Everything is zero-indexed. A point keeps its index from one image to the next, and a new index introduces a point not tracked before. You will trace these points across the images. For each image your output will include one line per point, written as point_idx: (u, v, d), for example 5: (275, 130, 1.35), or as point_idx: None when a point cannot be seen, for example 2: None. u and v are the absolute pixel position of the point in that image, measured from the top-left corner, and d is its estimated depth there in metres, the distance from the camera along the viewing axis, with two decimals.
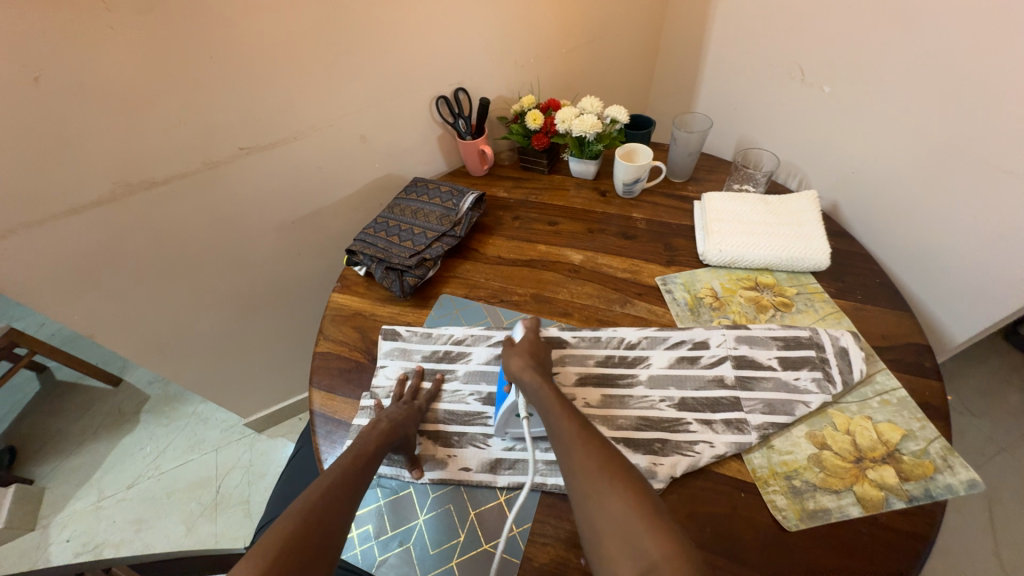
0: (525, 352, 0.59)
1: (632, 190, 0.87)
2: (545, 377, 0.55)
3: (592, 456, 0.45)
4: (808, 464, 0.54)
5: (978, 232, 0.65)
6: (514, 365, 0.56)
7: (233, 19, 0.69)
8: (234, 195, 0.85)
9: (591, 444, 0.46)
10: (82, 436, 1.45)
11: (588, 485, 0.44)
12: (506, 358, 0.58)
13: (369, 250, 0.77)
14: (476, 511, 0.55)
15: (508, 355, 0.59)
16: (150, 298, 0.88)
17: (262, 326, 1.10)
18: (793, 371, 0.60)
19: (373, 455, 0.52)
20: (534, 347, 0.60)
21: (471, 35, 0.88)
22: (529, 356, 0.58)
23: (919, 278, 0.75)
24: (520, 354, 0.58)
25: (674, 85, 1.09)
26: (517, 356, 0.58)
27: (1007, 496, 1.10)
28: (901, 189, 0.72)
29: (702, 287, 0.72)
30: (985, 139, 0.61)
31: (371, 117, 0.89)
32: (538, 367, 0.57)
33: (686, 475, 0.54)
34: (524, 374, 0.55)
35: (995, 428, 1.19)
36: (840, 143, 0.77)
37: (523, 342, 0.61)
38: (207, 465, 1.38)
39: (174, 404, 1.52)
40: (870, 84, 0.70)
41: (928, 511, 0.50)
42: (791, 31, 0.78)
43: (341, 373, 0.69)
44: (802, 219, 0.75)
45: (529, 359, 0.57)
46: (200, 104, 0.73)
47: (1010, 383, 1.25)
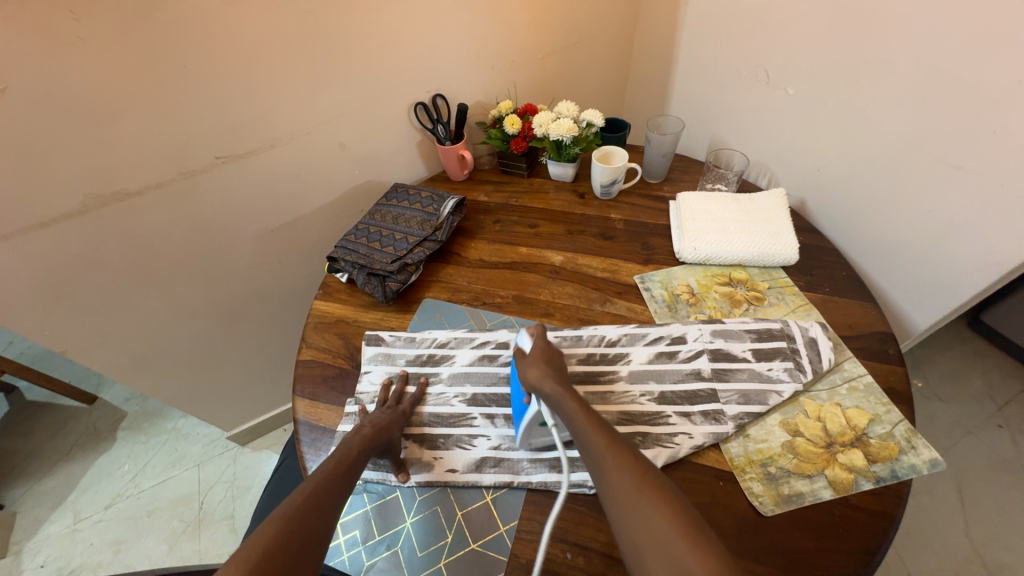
0: (541, 361, 0.58)
1: (610, 191, 0.89)
2: (567, 389, 0.54)
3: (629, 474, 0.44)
4: (782, 451, 0.56)
5: (934, 224, 0.69)
6: (532, 376, 0.55)
7: (206, 28, 0.68)
8: (211, 205, 0.84)
9: (625, 460, 0.45)
10: (55, 457, 1.40)
11: (631, 506, 0.42)
12: (523, 370, 0.57)
13: (351, 256, 0.77)
14: (463, 512, 0.55)
15: (526, 366, 0.58)
16: (125, 312, 0.86)
17: (243, 336, 1.08)
18: (766, 362, 0.62)
19: (355, 461, 0.52)
20: (547, 357, 0.59)
21: (447, 42, 0.89)
22: (547, 366, 0.57)
23: (882, 270, 0.79)
24: (538, 364, 0.57)
25: (648, 88, 1.12)
26: (536, 367, 0.56)
27: (974, 476, 1.15)
28: (863, 185, 0.75)
29: (678, 284, 0.75)
30: (935, 136, 0.64)
31: (349, 124, 0.89)
32: (558, 377, 0.55)
33: (667, 466, 0.56)
34: (544, 385, 0.53)
35: (962, 411, 1.24)
36: (805, 142, 0.81)
37: (535, 351, 0.60)
38: (189, 481, 1.35)
39: (153, 420, 1.48)
40: (830, 86, 0.74)
41: (894, 491, 0.52)
42: (756, 35, 0.81)
43: (325, 381, 0.69)
44: (772, 216, 0.78)
45: (547, 369, 0.56)
46: (174, 113, 0.72)
47: (974, 368, 1.31)
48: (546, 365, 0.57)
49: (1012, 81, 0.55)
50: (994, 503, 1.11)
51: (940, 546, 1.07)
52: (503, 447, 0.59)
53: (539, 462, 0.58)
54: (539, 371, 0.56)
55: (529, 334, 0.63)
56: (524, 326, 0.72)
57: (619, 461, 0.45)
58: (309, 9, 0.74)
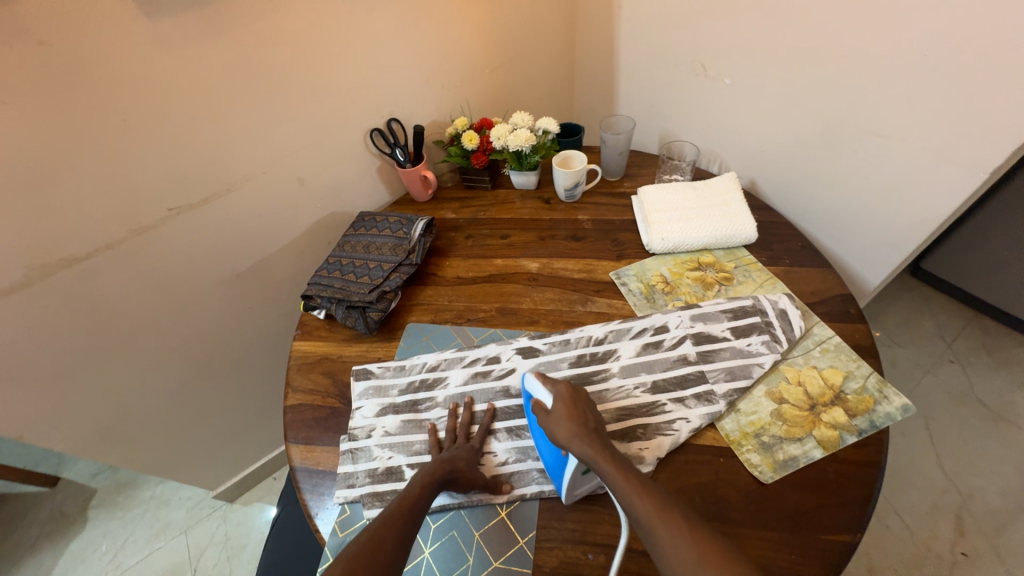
0: (567, 416, 0.54)
1: (574, 194, 0.91)
2: (599, 445, 0.51)
3: (684, 537, 0.44)
4: (772, 419, 0.59)
5: (871, 189, 0.75)
6: (560, 437, 0.52)
7: (142, 79, 0.66)
8: (168, 258, 0.81)
9: (675, 522, 0.45)
10: (20, 552, 1.29)
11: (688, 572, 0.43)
12: (550, 428, 0.54)
13: (326, 292, 0.76)
14: (480, 531, 0.55)
15: (552, 423, 0.54)
16: (88, 384, 0.81)
17: (219, 389, 1.04)
18: (744, 338, 0.65)
19: (422, 500, 0.53)
20: (573, 407, 0.55)
21: (394, 66, 0.89)
22: (574, 417, 0.54)
23: (832, 236, 0.85)
24: (564, 421, 0.54)
25: (594, 89, 1.16)
26: (564, 423, 0.53)
27: (939, 411, 1.24)
28: (804, 161, 0.81)
29: (652, 275, 0.77)
30: (859, 112, 0.70)
31: (305, 158, 0.88)
32: (588, 432, 0.53)
33: (670, 452, 0.58)
34: (574, 447, 0.51)
35: (919, 354, 1.34)
36: (747, 126, 0.86)
37: (557, 402, 0.56)
38: (178, 550, 1.27)
39: (127, 492, 1.38)
40: (761, 73, 0.79)
41: (875, 439, 0.56)
42: (688, 32, 0.86)
43: (318, 423, 0.67)
44: (728, 199, 0.82)
45: (574, 425, 0.53)
46: (117, 170, 0.69)
47: (923, 312, 1.42)
48: (574, 417, 0.54)
49: (918, 55, 0.62)
50: (959, 434, 1.20)
51: (918, 482, 1.15)
52: (511, 460, 0.60)
53: None
54: (570, 428, 0.53)
55: (543, 383, 0.59)
56: (512, 337, 0.72)
57: (668, 525, 0.45)
58: (251, 49, 0.73)
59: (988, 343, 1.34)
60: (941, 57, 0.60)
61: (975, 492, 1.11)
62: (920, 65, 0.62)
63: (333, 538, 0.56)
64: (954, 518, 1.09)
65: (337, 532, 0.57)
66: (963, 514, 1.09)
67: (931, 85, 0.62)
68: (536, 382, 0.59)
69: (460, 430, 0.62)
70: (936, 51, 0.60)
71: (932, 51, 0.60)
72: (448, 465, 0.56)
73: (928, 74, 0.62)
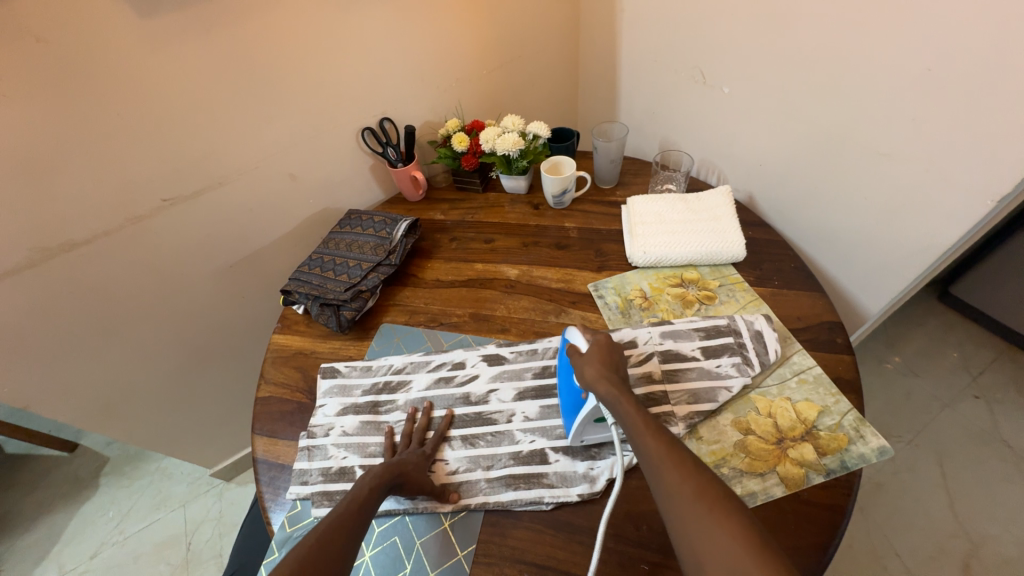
0: (598, 358, 0.56)
1: (562, 201, 0.89)
2: (624, 388, 0.52)
3: (686, 475, 0.43)
4: (734, 451, 0.56)
5: (870, 211, 0.70)
6: (589, 374, 0.54)
7: (134, 75, 0.68)
8: (163, 247, 0.84)
9: (683, 462, 0.44)
10: (37, 510, 1.38)
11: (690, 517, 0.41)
12: (579, 369, 0.55)
13: (304, 288, 0.77)
14: (420, 540, 0.55)
15: (581, 364, 0.56)
16: (88, 362, 0.85)
17: (213, 374, 1.08)
18: (715, 360, 0.63)
19: (368, 505, 0.52)
20: (605, 353, 0.57)
21: (387, 66, 0.89)
22: (606, 362, 0.55)
23: (831, 259, 0.80)
24: (595, 362, 0.55)
25: (598, 92, 1.13)
26: (594, 365, 0.54)
27: (955, 449, 1.16)
28: (802, 177, 0.76)
29: (631, 288, 0.75)
30: (861, 132, 0.66)
31: (298, 156, 0.90)
32: (615, 376, 0.54)
33: (623, 476, 0.56)
34: (600, 384, 0.52)
35: (939, 385, 1.25)
36: (744, 138, 0.82)
37: (592, 347, 0.57)
38: (175, 523, 1.34)
39: (135, 463, 1.46)
40: (761, 82, 0.75)
41: (844, 481, 0.53)
42: (689, 37, 0.82)
43: (283, 417, 0.69)
44: (719, 214, 0.78)
45: (603, 367, 0.54)
46: (113, 161, 0.72)
47: (948, 341, 1.33)
48: (604, 362, 0.55)
49: (922, 70, 0.56)
50: (976, 475, 1.12)
51: (924, 524, 1.07)
52: (462, 469, 0.59)
53: (498, 482, 0.57)
54: (603, 368, 0.54)
55: (577, 332, 0.60)
56: (480, 344, 0.72)
57: (675, 470, 0.44)
58: (242, 48, 0.75)
59: (1019, 378, 1.24)
60: (946, 73, 0.55)
61: (988, 540, 1.03)
62: (924, 81, 0.57)
63: (281, 532, 0.58)
64: (961, 565, 1.01)
65: (285, 527, 0.58)
66: (972, 563, 1.01)
67: (936, 102, 0.57)
68: (575, 334, 0.59)
69: (415, 434, 0.62)
70: (941, 66, 0.55)
71: (936, 66, 0.55)
72: (396, 469, 0.56)
73: (933, 91, 0.57)
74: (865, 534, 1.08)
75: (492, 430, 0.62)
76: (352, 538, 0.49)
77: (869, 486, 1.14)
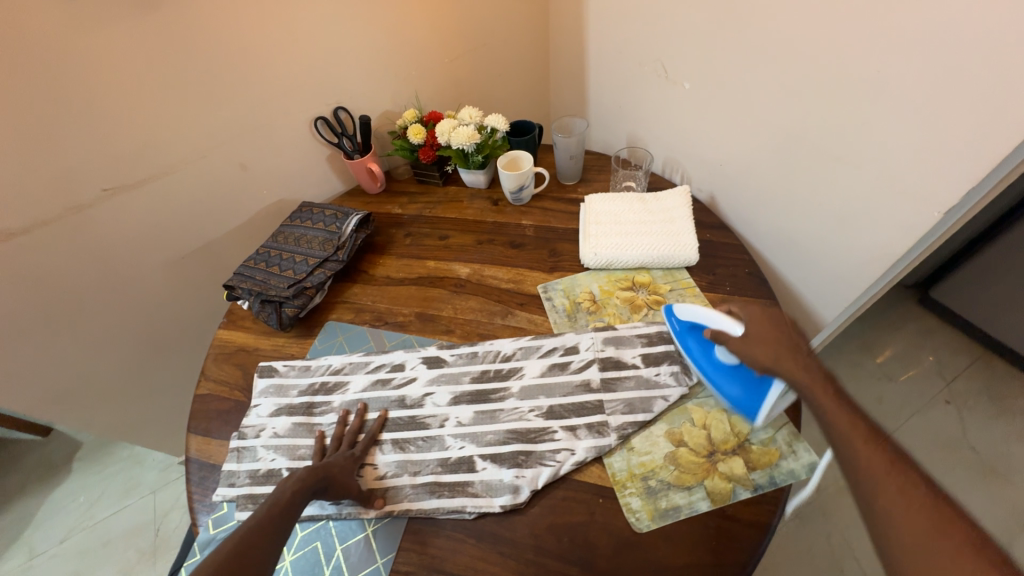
0: (772, 337, 0.52)
1: (521, 197, 0.87)
2: (812, 375, 0.48)
3: (900, 490, 0.38)
4: (664, 462, 0.55)
5: (824, 217, 0.67)
6: (762, 355, 0.51)
7: (61, 58, 0.65)
8: (108, 237, 0.82)
9: (894, 472, 0.39)
10: (10, 493, 1.39)
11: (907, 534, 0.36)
12: (749, 347, 0.53)
13: (247, 283, 0.74)
14: (343, 546, 0.54)
15: (751, 340, 0.53)
16: (36, 355, 0.83)
17: (174, 365, 1.07)
18: (655, 367, 0.62)
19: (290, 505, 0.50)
20: (780, 331, 0.53)
21: (340, 53, 0.86)
22: (782, 342, 0.52)
23: (789, 265, 0.77)
24: (768, 341, 0.52)
25: (568, 83, 1.09)
26: (768, 346, 0.52)
27: (922, 454, 1.15)
28: (760, 180, 0.74)
29: (580, 291, 0.73)
30: (816, 134, 0.63)
31: (249, 146, 0.87)
32: (798, 360, 0.50)
33: (549, 485, 0.55)
34: (779, 367, 0.50)
35: (910, 390, 1.24)
36: (704, 137, 0.79)
37: (760, 325, 0.54)
38: (145, 509, 1.35)
39: (108, 449, 1.47)
40: (720, 78, 0.71)
41: (771, 499, 0.52)
42: (651, 28, 0.78)
43: (219, 415, 0.68)
44: (675, 216, 0.76)
45: (782, 347, 0.51)
46: (45, 149, 0.69)
47: (924, 345, 1.31)
48: (779, 341, 0.52)
49: (872, 71, 0.54)
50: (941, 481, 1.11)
51: None
52: (389, 474, 0.58)
53: (422, 489, 0.56)
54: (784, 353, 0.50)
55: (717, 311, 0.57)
56: (422, 345, 0.70)
57: (884, 470, 0.39)
58: (180, 32, 0.72)
59: (992, 385, 1.22)
60: (896, 75, 0.52)
61: None
62: (875, 83, 0.54)
63: (204, 533, 0.57)
64: None
65: (209, 528, 0.57)
66: None
67: (885, 106, 0.54)
68: (708, 313, 0.58)
69: (345, 439, 0.60)
70: (891, 67, 0.52)
71: (887, 68, 0.52)
72: (322, 472, 0.54)
73: (881, 94, 0.54)
74: (825, 538, 1.08)
75: (422, 434, 0.60)
76: (274, 543, 0.47)
77: None
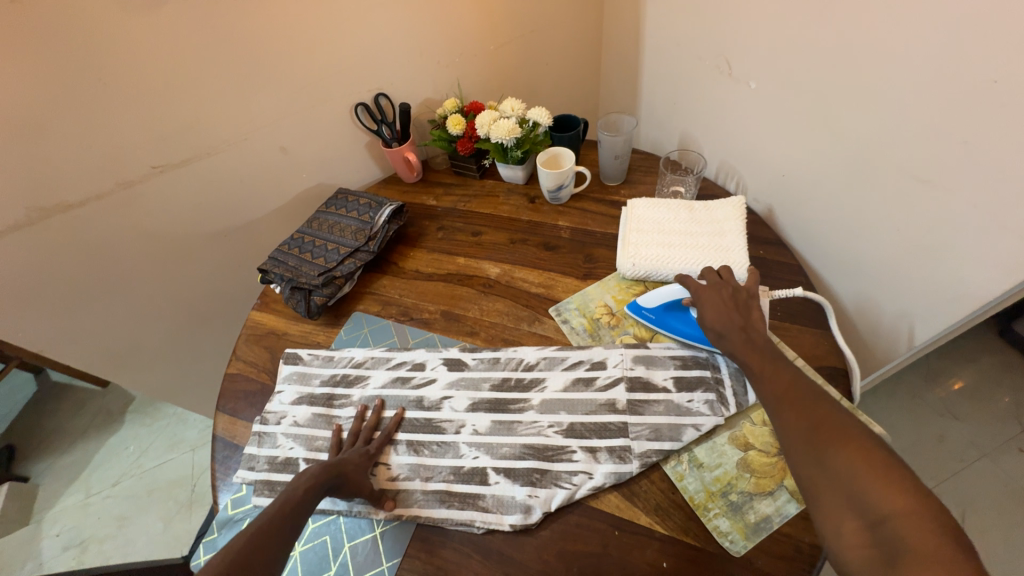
0: (718, 304, 0.57)
1: (559, 197, 0.83)
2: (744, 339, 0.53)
3: (801, 416, 0.45)
4: (739, 473, 0.52)
5: (902, 244, 0.59)
6: (709, 321, 0.56)
7: (114, 38, 0.67)
8: (156, 213, 0.85)
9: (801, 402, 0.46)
10: (73, 436, 1.53)
11: (806, 448, 0.43)
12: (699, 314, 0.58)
13: (279, 269, 0.75)
14: (350, 544, 0.54)
15: (701, 306, 0.58)
16: (90, 319, 0.89)
17: (215, 336, 1.12)
18: (687, 394, 0.57)
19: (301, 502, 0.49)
20: (727, 299, 0.57)
21: (384, 38, 0.84)
22: (724, 310, 0.56)
23: (853, 292, 0.69)
24: (715, 307, 0.57)
25: (620, 75, 1.02)
26: (713, 313, 0.56)
27: (985, 505, 1.04)
28: (828, 195, 0.66)
29: (596, 306, 0.69)
30: (901, 149, 0.54)
31: (290, 129, 0.88)
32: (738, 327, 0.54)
33: (563, 508, 0.53)
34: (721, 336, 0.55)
35: (979, 433, 1.12)
36: (767, 143, 0.71)
37: (708, 293, 0.58)
38: (185, 464, 1.44)
39: (157, 405, 1.58)
40: (791, 78, 0.64)
41: (808, 557, 0.47)
42: (717, 20, 0.71)
43: (246, 396, 0.69)
44: (724, 228, 0.70)
45: (725, 312, 0.56)
46: (100, 126, 0.72)
47: (1001, 384, 1.17)
48: (723, 309, 0.56)
49: (983, 80, 0.45)
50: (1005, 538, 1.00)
51: None
52: (402, 476, 0.57)
53: (433, 495, 0.55)
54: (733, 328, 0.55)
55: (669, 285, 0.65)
56: (445, 346, 0.69)
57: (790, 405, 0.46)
58: (227, 15, 0.72)
59: None
60: (1013, 86, 0.43)
61: None
62: (983, 94, 0.46)
63: (223, 512, 0.59)
64: None
65: (228, 508, 0.59)
66: None
67: (994, 122, 0.45)
68: (662, 289, 0.64)
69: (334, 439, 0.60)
70: (1009, 77, 0.43)
71: (1003, 78, 0.44)
72: (336, 468, 0.54)
73: (992, 108, 0.45)
74: None
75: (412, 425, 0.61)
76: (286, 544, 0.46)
77: None
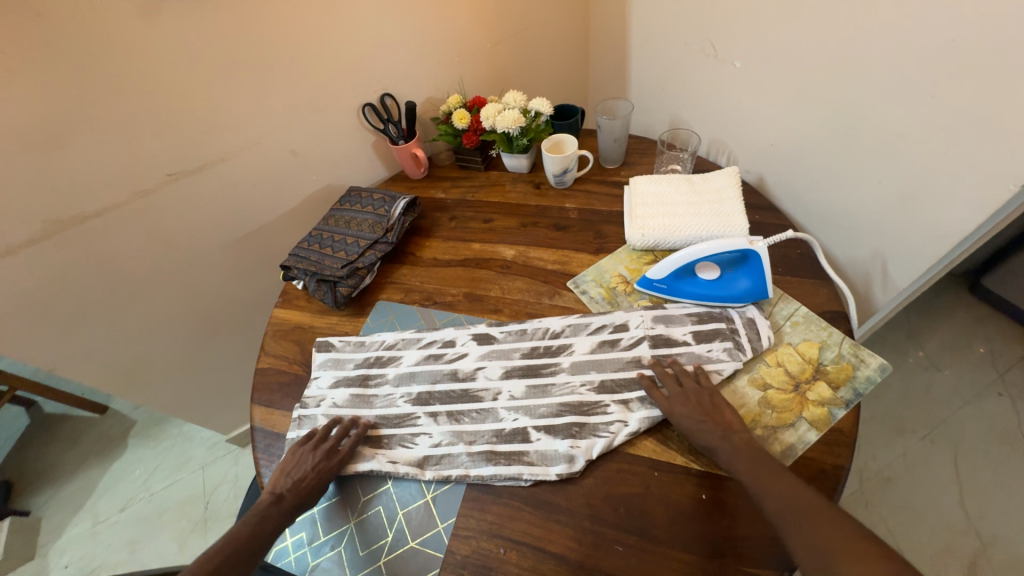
0: (686, 401, 0.56)
1: (564, 181, 0.87)
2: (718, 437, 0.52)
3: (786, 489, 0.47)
4: (761, 409, 0.57)
5: (884, 195, 0.65)
6: (681, 423, 0.54)
7: (133, 48, 0.69)
8: (171, 221, 0.86)
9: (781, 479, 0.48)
10: (74, 465, 1.49)
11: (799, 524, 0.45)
12: (671, 413, 0.56)
13: (302, 264, 0.77)
14: (404, 511, 0.56)
15: (669, 406, 0.56)
16: (105, 333, 0.89)
17: (226, 345, 1.12)
18: (705, 344, 0.62)
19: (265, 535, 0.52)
20: (696, 396, 0.56)
21: (387, 40, 0.88)
22: (691, 407, 0.55)
23: (843, 247, 0.76)
24: (681, 406, 0.56)
25: (608, 66, 1.08)
26: (682, 412, 0.55)
27: (972, 446, 1.11)
28: (814, 159, 0.72)
29: (611, 276, 0.74)
30: (878, 108, 0.61)
31: (300, 132, 0.90)
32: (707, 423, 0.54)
33: (604, 458, 0.56)
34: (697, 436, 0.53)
35: (961, 380, 1.20)
36: (754, 116, 0.78)
37: (672, 389, 0.57)
38: (196, 482, 1.42)
39: (161, 426, 1.55)
40: (774, 54, 0.70)
41: (832, 476, 0.51)
42: (700, 6, 0.77)
43: (280, 388, 0.71)
44: (722, 196, 0.75)
45: (696, 411, 0.55)
46: (117, 136, 0.74)
47: (975, 334, 1.26)
48: (689, 406, 0.55)
49: (944, 41, 0.52)
50: (993, 475, 1.07)
51: (932, 521, 1.04)
52: (443, 443, 0.60)
53: (479, 457, 0.58)
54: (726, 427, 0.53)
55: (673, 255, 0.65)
56: (472, 324, 0.72)
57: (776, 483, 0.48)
58: (240, 23, 0.75)
59: None
60: (971, 43, 0.50)
61: (999, 539, 1.00)
62: (945, 53, 0.52)
63: None
64: (968, 564, 0.99)
65: None
66: (979, 561, 0.98)
67: (958, 76, 0.52)
68: (674, 255, 0.65)
69: (303, 482, 0.56)
70: (966, 35, 0.50)
71: (961, 36, 0.50)
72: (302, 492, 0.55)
73: (955, 64, 0.52)
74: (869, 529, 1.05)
75: (411, 432, 0.61)
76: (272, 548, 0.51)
77: (877, 480, 1.11)
